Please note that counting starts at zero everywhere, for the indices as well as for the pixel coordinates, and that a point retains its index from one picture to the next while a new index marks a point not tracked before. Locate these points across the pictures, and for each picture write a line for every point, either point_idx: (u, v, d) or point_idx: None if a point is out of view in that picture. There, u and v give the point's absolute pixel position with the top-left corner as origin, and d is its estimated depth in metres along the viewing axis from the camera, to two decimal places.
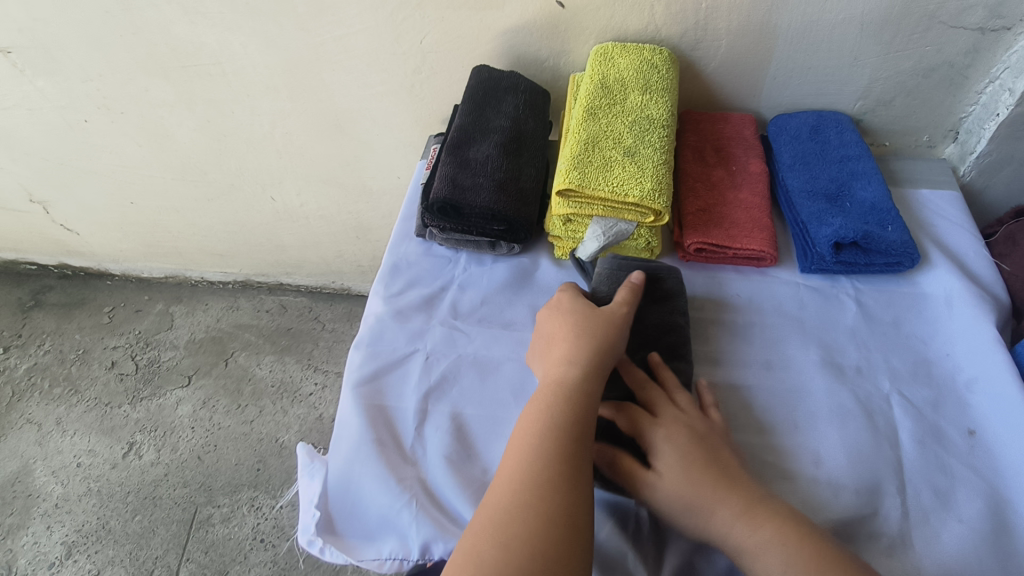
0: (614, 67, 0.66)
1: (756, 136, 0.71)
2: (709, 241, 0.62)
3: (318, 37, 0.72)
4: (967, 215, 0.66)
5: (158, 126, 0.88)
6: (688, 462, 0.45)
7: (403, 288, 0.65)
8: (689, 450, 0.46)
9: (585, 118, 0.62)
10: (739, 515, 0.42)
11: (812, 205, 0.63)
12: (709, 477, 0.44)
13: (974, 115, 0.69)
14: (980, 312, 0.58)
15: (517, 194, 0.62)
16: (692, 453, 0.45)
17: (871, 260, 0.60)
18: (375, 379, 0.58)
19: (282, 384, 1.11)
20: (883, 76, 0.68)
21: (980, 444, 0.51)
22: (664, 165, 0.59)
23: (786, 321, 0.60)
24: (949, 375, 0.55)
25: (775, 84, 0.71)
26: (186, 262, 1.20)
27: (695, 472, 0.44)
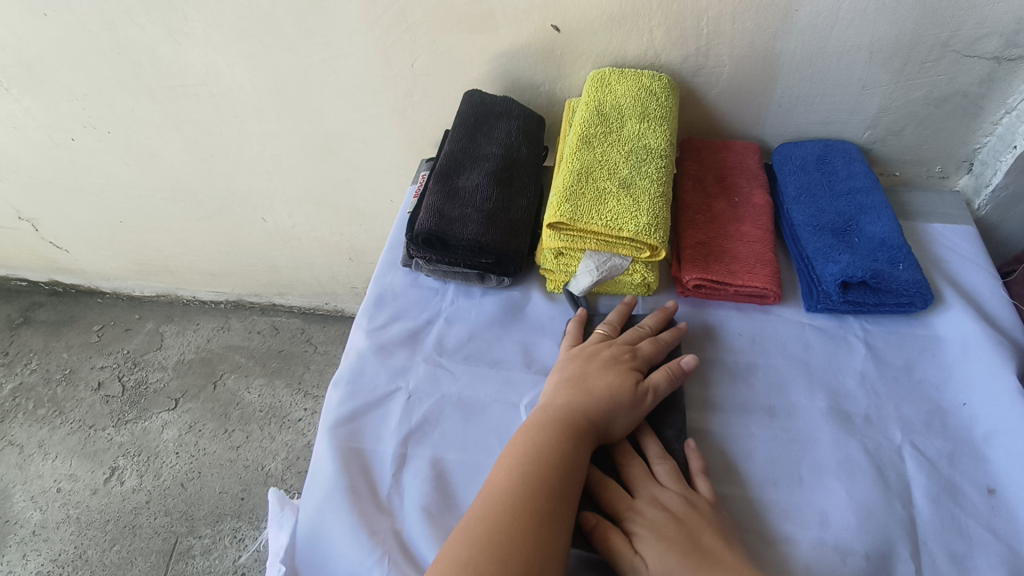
0: (610, 94, 0.63)
1: (760, 166, 0.68)
2: (709, 278, 0.59)
3: (307, 58, 0.70)
4: (982, 252, 0.63)
5: (146, 145, 0.86)
6: (674, 560, 0.41)
7: (387, 320, 0.62)
8: (672, 536, 0.43)
9: (579, 147, 0.59)
10: None
11: (818, 240, 0.60)
12: (692, 562, 0.41)
13: (989, 146, 0.66)
14: (998, 358, 0.54)
15: (507, 225, 0.59)
16: (675, 535, 0.43)
17: (881, 300, 0.57)
18: (353, 420, 0.55)
19: (271, 408, 1.08)
20: (893, 105, 0.65)
21: (999, 504, 0.47)
22: (661, 197, 0.56)
23: (790, 364, 0.57)
24: (965, 426, 0.52)
25: (780, 112, 0.68)
26: (178, 281, 1.18)
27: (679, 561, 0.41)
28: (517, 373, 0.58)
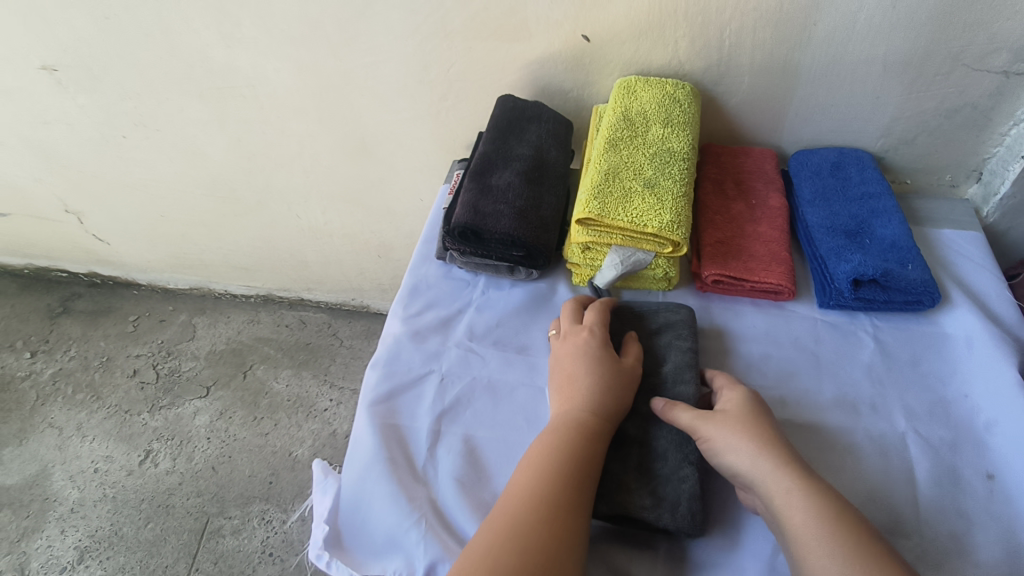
0: (636, 100, 0.67)
1: (777, 171, 0.72)
2: (727, 274, 0.62)
3: (350, 63, 0.74)
4: (989, 256, 0.66)
5: (192, 143, 0.91)
6: (748, 444, 0.46)
7: (421, 308, 0.66)
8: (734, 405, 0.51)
9: (606, 149, 0.63)
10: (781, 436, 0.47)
11: (831, 241, 0.63)
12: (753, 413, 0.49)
13: (997, 156, 0.69)
14: (1002, 355, 0.57)
15: (537, 221, 0.63)
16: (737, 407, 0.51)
17: (891, 298, 0.60)
18: (390, 399, 0.58)
19: (298, 398, 1.13)
20: (905, 115, 0.68)
21: (999, 489, 0.50)
22: (683, 197, 0.60)
23: (803, 356, 0.60)
24: (969, 417, 0.54)
25: (797, 120, 0.71)
26: (211, 275, 1.23)
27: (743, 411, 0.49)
28: (544, 359, 0.61)
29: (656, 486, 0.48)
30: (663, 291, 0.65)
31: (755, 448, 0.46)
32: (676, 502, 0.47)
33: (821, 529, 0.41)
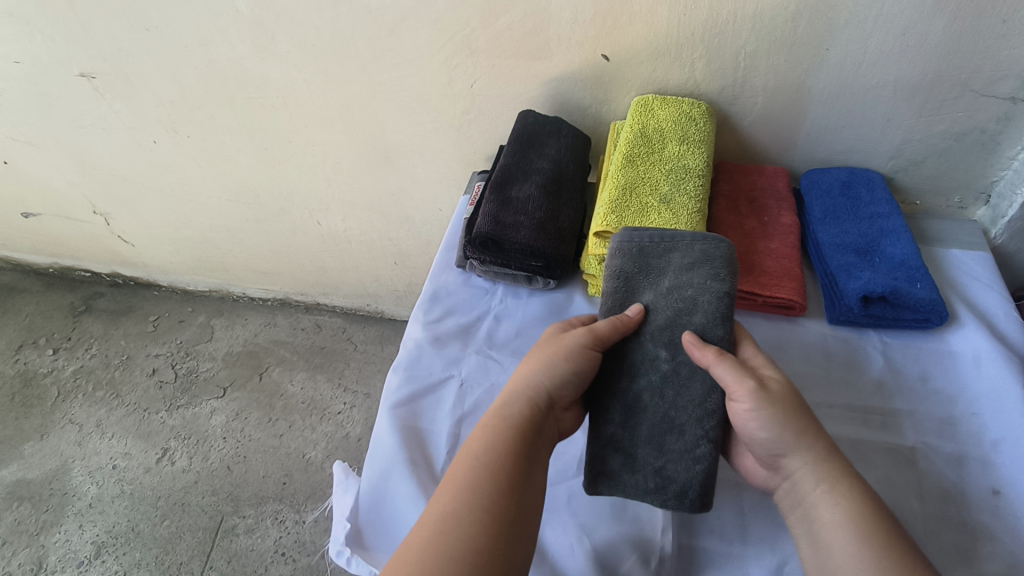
0: (653, 118, 0.69)
1: (789, 189, 0.74)
2: (739, 288, 0.64)
3: (376, 76, 0.77)
4: (997, 276, 0.67)
5: (220, 150, 0.94)
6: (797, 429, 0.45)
7: (441, 315, 0.68)
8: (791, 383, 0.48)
9: (623, 165, 0.65)
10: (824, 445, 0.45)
11: (842, 258, 0.65)
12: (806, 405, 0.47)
13: (1005, 180, 0.71)
14: (1009, 374, 0.58)
15: (556, 232, 0.65)
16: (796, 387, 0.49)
17: (899, 315, 0.62)
18: (412, 402, 0.60)
19: (312, 401, 1.15)
20: (915, 138, 0.70)
21: (1004, 504, 0.51)
22: (698, 213, 0.62)
23: (813, 370, 0.61)
24: (975, 433, 0.56)
25: (809, 140, 0.74)
26: (231, 278, 1.25)
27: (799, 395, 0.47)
28: None
29: (663, 464, 0.49)
30: None
31: (798, 428, 0.45)
32: (684, 486, 0.48)
33: (853, 520, 0.42)
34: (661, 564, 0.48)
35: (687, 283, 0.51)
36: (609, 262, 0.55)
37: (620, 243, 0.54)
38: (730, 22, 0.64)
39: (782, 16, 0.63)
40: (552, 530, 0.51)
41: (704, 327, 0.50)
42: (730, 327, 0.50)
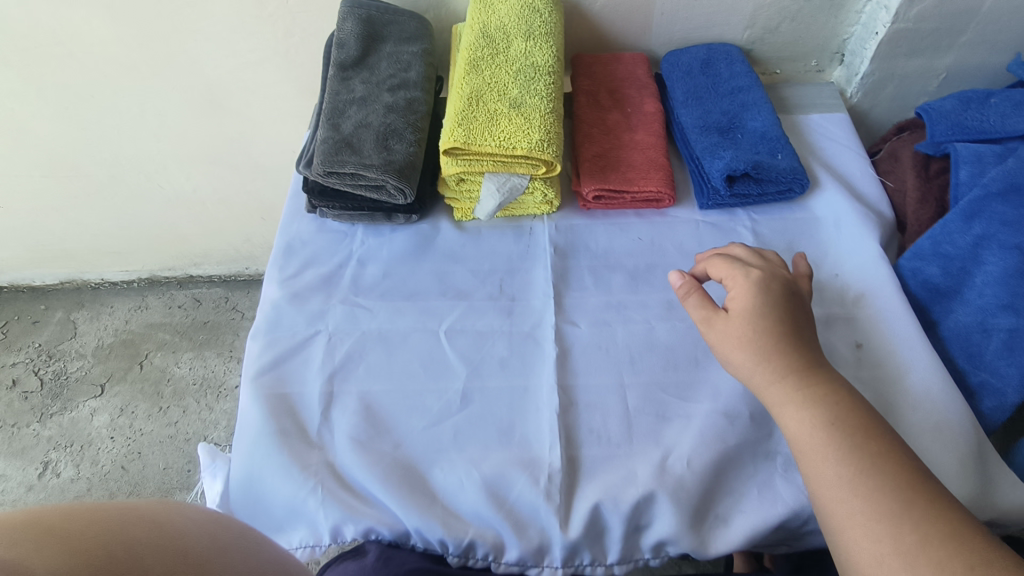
0: (494, 14, 0.62)
1: (649, 76, 0.70)
2: (607, 187, 0.61)
3: (171, 4, 0.65)
4: (853, 136, 0.68)
5: (10, 120, 0.79)
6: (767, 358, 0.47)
7: (299, 269, 0.62)
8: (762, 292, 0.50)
9: (467, 72, 0.59)
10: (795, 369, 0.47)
11: (705, 140, 0.63)
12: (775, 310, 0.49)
13: (855, 36, 0.70)
14: (864, 229, 0.59)
15: (383, 144, 0.56)
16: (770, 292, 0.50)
17: (764, 190, 0.61)
18: (276, 368, 0.56)
19: (205, 380, 1.07)
20: (765, 3, 0.68)
21: (866, 356, 0.54)
22: (551, 113, 0.57)
23: (687, 261, 0.60)
24: (839, 294, 0.57)
25: (663, 20, 0.70)
26: (81, 264, 1.11)
27: (765, 306, 0.49)
28: (434, 301, 0.60)
29: (389, 154, 0.55)
30: (547, 216, 0.64)
31: (761, 354, 0.48)
32: (400, 167, 0.55)
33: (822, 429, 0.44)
34: (552, 479, 0.49)
35: (403, 49, 0.61)
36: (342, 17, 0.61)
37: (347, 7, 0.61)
38: None
39: None
40: (440, 470, 0.50)
41: (417, 78, 0.60)
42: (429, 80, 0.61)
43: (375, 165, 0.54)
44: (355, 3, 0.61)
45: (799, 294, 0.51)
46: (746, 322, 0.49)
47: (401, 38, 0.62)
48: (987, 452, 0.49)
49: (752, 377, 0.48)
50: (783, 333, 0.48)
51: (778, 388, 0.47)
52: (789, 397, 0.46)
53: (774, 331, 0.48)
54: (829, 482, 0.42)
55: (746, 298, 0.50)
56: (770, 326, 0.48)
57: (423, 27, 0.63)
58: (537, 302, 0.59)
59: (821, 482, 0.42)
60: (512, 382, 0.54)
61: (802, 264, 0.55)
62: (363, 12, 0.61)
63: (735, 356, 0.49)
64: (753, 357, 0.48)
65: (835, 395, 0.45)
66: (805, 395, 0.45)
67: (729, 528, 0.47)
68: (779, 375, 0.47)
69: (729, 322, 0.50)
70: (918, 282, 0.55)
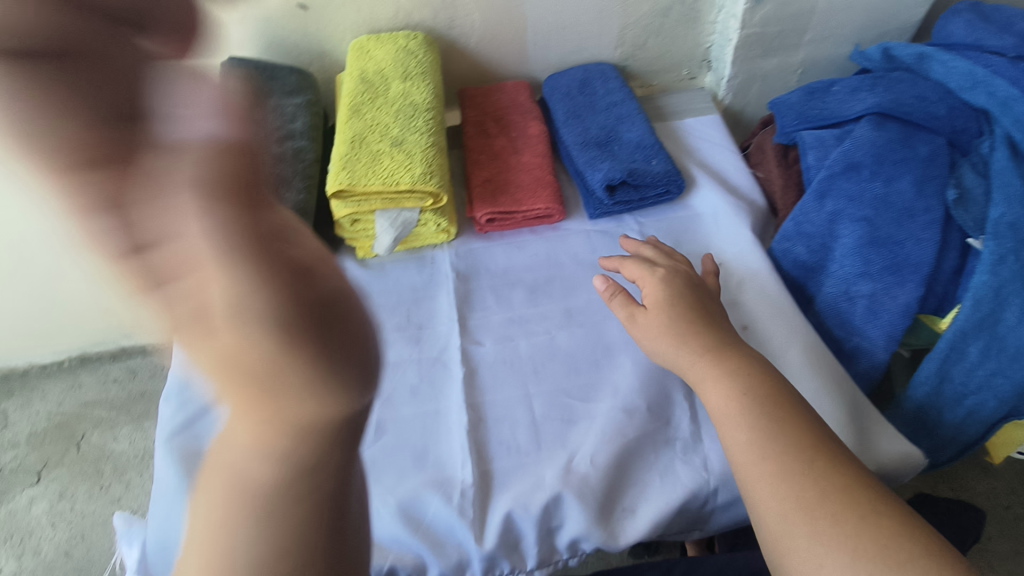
0: (371, 60, 0.65)
1: (532, 101, 0.74)
2: (498, 210, 0.65)
3: None
4: (724, 134, 0.73)
5: None
6: (677, 341, 0.50)
7: None
8: (673, 285, 0.54)
9: (349, 117, 0.62)
10: (711, 346, 0.49)
11: (586, 155, 0.67)
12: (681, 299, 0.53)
13: (716, 43, 0.76)
14: (739, 219, 0.64)
15: (274, 197, 0.58)
16: (677, 283, 0.54)
17: (643, 196, 0.65)
18: (189, 427, 0.56)
19: (146, 451, 1.05)
20: (629, 23, 0.73)
21: (751, 337, 0.58)
22: (432, 147, 0.61)
23: (582, 269, 0.64)
24: (723, 282, 0.61)
25: (538, 48, 0.74)
26: (5, 351, 1.08)
27: (675, 297, 0.53)
28: None
29: (280, 206, 0.57)
30: (447, 243, 0.67)
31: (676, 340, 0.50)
32: (292, 217, 0.57)
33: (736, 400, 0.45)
34: (465, 495, 0.50)
35: (287, 102, 0.64)
36: (221, 77, 0.62)
37: (225, 68, 0.62)
38: None
39: None
40: None
41: (303, 129, 0.63)
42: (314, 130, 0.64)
43: None
44: (234, 62, 0.62)
45: (705, 288, 0.55)
46: (663, 313, 0.52)
47: (283, 92, 0.64)
48: (863, 410, 0.52)
49: (676, 360, 0.50)
50: (692, 318, 0.51)
51: (696, 366, 0.49)
52: (710, 373, 0.48)
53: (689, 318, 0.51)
54: (744, 449, 0.43)
55: (656, 293, 0.54)
56: (683, 313, 0.51)
57: (306, 80, 0.66)
58: (443, 328, 0.61)
59: (739, 448, 0.44)
60: (424, 408, 0.56)
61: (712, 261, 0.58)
62: (242, 71, 0.63)
63: (658, 346, 0.52)
64: (673, 340, 0.50)
65: (746, 368, 0.47)
66: (722, 369, 0.47)
67: (636, 517, 0.50)
68: (700, 351, 0.49)
69: (647, 316, 0.53)
70: (790, 261, 0.60)
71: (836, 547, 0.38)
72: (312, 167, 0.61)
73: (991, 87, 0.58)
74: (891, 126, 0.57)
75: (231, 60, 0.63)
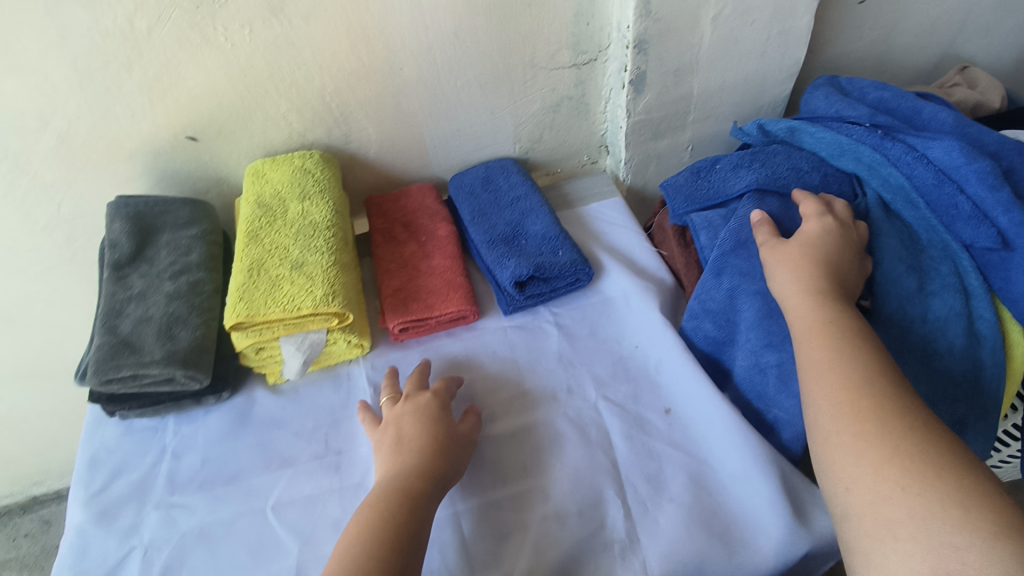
0: (267, 183, 0.65)
1: (438, 202, 0.75)
2: (410, 318, 0.64)
3: None
4: (628, 215, 0.75)
5: None
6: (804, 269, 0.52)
7: (107, 481, 0.58)
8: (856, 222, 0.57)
9: (246, 244, 0.61)
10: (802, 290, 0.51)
11: (494, 252, 0.67)
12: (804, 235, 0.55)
13: (609, 130, 0.80)
14: (648, 300, 0.66)
15: (166, 338, 0.55)
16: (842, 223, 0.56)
17: (554, 287, 0.66)
18: None
19: None
20: (522, 120, 0.76)
21: (674, 419, 0.58)
22: (334, 266, 0.60)
23: (503, 368, 0.63)
24: (642, 365, 0.62)
25: (439, 151, 0.76)
26: None
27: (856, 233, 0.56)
28: (258, 478, 0.57)
29: (173, 347, 0.55)
30: (363, 356, 0.65)
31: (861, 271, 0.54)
32: (185, 357, 0.54)
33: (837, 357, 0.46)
34: None
35: (181, 235, 0.62)
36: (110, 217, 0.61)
37: (113, 207, 0.61)
38: (297, 70, 0.62)
39: (342, 52, 0.62)
40: None
41: (200, 261, 0.61)
42: (212, 260, 0.62)
43: (157, 363, 0.53)
44: (122, 202, 0.61)
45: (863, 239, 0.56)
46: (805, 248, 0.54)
47: (177, 225, 0.62)
48: (791, 483, 0.52)
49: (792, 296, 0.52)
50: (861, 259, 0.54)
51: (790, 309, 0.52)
52: (821, 355, 0.47)
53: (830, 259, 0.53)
54: (838, 415, 0.44)
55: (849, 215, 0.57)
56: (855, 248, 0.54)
57: (202, 210, 0.65)
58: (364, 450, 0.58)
59: (827, 417, 0.44)
60: None
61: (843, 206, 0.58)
62: (132, 209, 0.61)
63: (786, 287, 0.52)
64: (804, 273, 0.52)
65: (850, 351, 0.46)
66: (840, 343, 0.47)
67: None
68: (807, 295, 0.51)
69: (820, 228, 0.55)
70: (701, 337, 0.62)
71: (905, 511, 0.38)
72: (210, 300, 0.59)
73: (853, 153, 0.63)
74: (768, 201, 0.60)
75: (121, 199, 0.62)
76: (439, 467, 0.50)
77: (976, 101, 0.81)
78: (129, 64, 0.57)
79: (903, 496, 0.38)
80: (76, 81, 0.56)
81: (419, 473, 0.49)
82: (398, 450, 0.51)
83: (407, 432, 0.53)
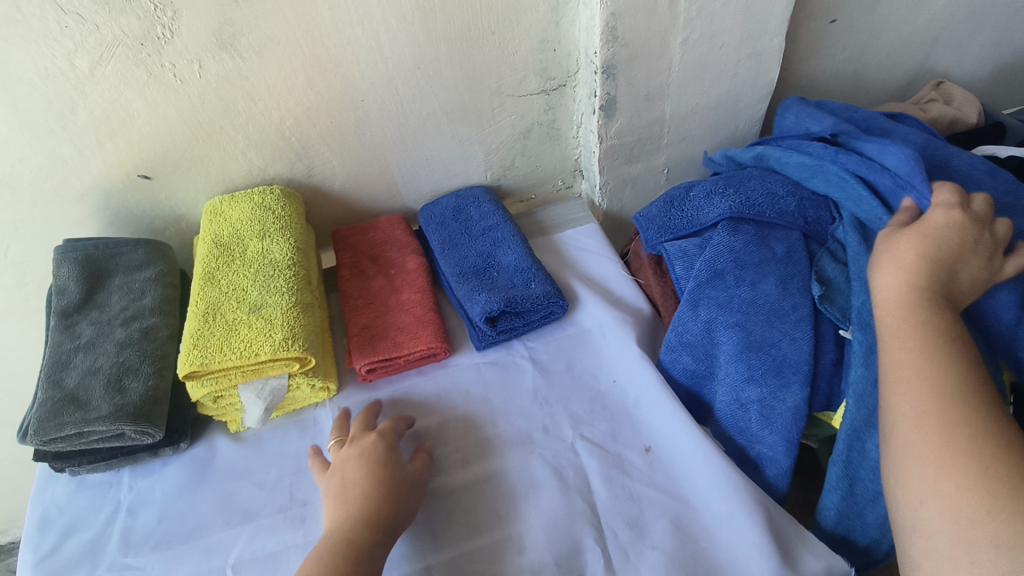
0: (226, 221, 0.63)
1: (409, 233, 0.73)
2: (378, 359, 0.61)
3: None
4: (604, 243, 0.73)
5: None
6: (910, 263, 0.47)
7: (57, 542, 0.54)
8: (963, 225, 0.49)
9: (202, 287, 0.58)
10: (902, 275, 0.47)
11: (464, 286, 0.65)
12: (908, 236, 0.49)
13: (583, 155, 0.78)
14: (625, 332, 0.63)
15: (115, 388, 0.52)
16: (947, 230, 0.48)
17: (528, 320, 0.64)
18: None
19: None
20: (492, 148, 0.74)
21: (654, 458, 0.55)
22: (295, 307, 0.57)
23: (476, 408, 0.60)
24: (620, 400, 0.60)
25: (407, 181, 0.74)
26: None
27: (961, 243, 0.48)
28: (217, 533, 0.53)
29: (122, 398, 0.52)
30: (330, 399, 0.62)
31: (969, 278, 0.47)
32: (135, 408, 0.51)
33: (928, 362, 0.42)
34: None
35: (134, 278, 0.59)
36: (57, 262, 0.58)
37: (60, 252, 0.58)
38: (253, 105, 0.60)
39: (298, 86, 0.60)
40: None
41: (153, 304, 0.58)
42: (167, 302, 0.59)
43: (104, 416, 0.50)
44: (69, 245, 0.58)
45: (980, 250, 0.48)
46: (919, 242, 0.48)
47: (129, 268, 0.60)
48: (778, 525, 0.50)
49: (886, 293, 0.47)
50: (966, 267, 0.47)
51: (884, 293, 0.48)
52: (904, 355, 0.44)
53: (953, 253, 0.47)
54: (921, 423, 0.40)
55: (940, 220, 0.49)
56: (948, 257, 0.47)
57: (157, 250, 0.62)
58: None
59: (907, 426, 0.41)
60: None
61: (1016, 263, 0.48)
62: (82, 253, 0.59)
63: (886, 316, 0.46)
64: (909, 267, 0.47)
65: (948, 355, 0.42)
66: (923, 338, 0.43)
67: None
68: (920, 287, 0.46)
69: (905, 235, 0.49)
70: (679, 370, 0.60)
71: (987, 536, 0.35)
72: (164, 345, 0.56)
73: (820, 176, 0.60)
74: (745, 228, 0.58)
75: (70, 242, 0.59)
76: (386, 515, 0.48)
77: (953, 117, 0.80)
78: (73, 103, 0.55)
79: (989, 521, 0.35)
80: (17, 122, 0.54)
81: (360, 522, 0.47)
82: (342, 500, 0.49)
83: (348, 480, 0.50)
